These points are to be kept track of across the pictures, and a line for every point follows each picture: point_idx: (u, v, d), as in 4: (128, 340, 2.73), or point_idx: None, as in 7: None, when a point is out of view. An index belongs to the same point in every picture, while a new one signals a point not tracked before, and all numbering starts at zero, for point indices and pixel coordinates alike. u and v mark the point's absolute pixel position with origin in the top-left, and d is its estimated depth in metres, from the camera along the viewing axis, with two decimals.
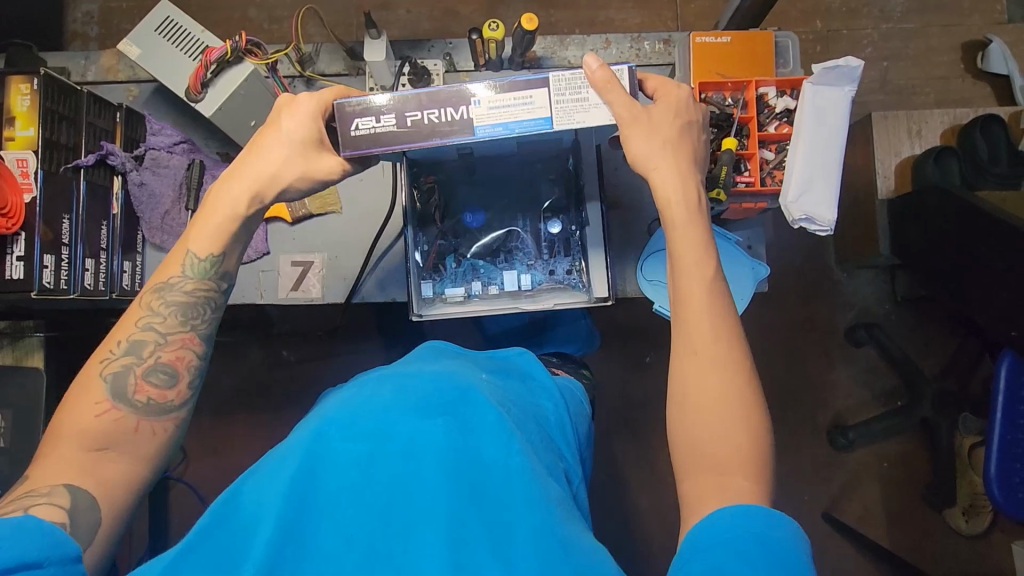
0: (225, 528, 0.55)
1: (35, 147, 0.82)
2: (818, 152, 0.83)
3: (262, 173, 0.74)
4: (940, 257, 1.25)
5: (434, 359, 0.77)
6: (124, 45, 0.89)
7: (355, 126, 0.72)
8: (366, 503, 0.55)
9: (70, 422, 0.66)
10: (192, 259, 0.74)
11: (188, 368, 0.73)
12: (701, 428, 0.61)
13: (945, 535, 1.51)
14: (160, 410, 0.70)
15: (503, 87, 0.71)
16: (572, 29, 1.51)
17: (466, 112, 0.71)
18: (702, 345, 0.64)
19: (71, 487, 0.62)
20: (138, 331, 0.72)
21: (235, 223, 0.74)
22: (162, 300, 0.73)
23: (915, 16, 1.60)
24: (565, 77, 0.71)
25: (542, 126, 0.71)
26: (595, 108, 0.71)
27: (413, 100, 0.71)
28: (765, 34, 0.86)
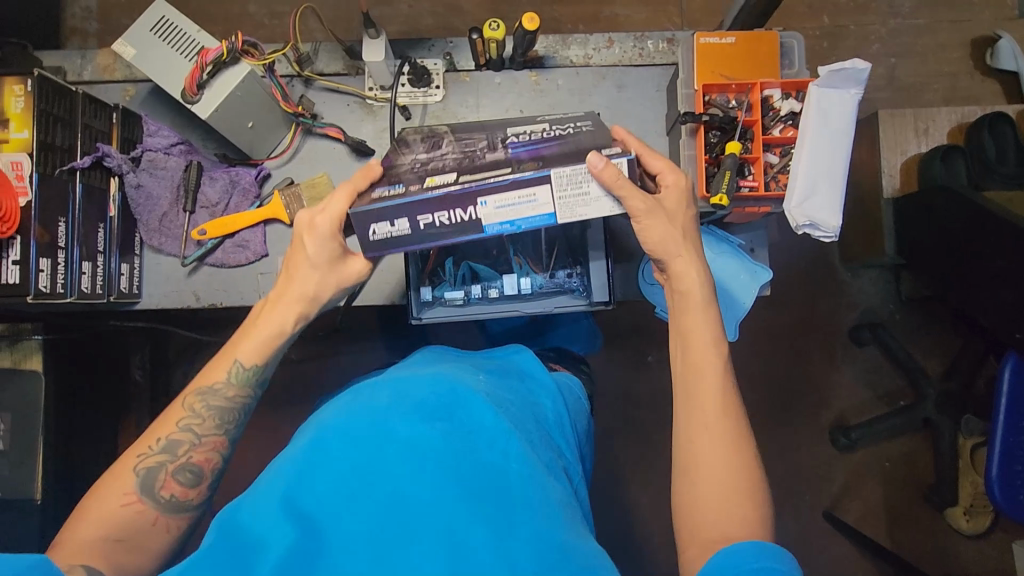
0: (225, 548, 0.53)
1: (29, 150, 0.80)
2: (823, 157, 0.81)
3: (305, 292, 0.76)
4: (944, 258, 1.24)
5: (431, 362, 0.76)
6: (119, 45, 0.88)
7: (372, 231, 0.71)
8: (365, 508, 0.54)
9: (98, 506, 0.67)
10: (236, 368, 0.74)
11: (214, 471, 0.72)
12: (699, 474, 0.63)
13: (946, 535, 1.50)
14: (179, 508, 0.69)
15: (506, 186, 0.67)
16: (576, 25, 1.49)
17: (474, 213, 0.69)
18: (697, 385, 0.67)
19: (87, 566, 0.60)
20: (176, 430, 0.71)
21: (280, 337, 0.76)
22: (203, 402, 0.73)
23: (924, 11, 1.58)
24: (566, 172, 0.67)
25: (547, 221, 0.70)
26: (596, 201, 0.69)
27: (423, 204, 0.69)
28: (771, 34, 0.84)
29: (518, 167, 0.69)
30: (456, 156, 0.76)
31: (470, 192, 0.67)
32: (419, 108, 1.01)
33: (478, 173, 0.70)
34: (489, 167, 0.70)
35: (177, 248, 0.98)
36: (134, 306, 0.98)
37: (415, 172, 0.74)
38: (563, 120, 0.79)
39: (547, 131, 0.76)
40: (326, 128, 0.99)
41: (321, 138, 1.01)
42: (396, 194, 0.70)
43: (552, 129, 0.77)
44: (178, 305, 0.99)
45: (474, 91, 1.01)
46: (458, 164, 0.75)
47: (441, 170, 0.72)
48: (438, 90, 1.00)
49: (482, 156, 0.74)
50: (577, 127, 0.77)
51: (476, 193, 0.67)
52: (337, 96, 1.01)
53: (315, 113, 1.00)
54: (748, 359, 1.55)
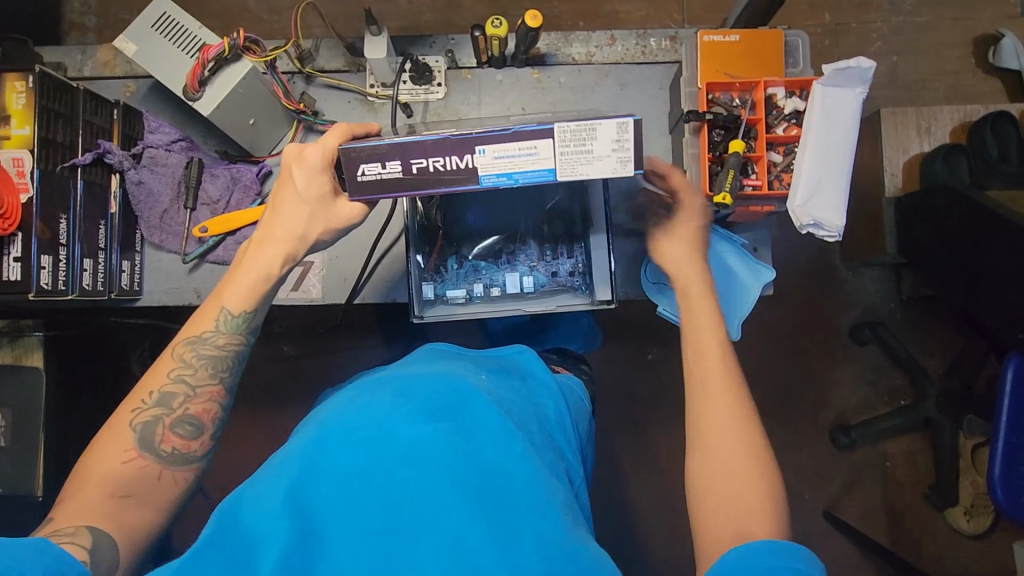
0: (226, 546, 0.53)
1: (31, 147, 0.80)
2: (828, 157, 0.80)
3: (294, 231, 0.76)
4: (947, 258, 1.24)
5: (433, 360, 0.76)
6: (121, 41, 0.87)
7: (361, 171, 0.68)
8: (367, 508, 0.54)
9: (97, 467, 0.66)
10: (225, 315, 0.74)
11: (213, 421, 0.72)
12: (716, 472, 0.64)
13: (944, 534, 1.50)
14: (183, 461, 0.70)
15: (507, 135, 0.65)
16: (577, 21, 1.48)
17: (470, 161, 0.67)
18: (709, 387, 0.70)
19: (93, 528, 0.62)
20: (169, 383, 0.71)
21: (268, 280, 0.76)
22: (194, 351, 0.73)
23: (926, 9, 1.57)
24: (569, 127, 0.65)
25: (546, 176, 0.67)
26: (599, 159, 0.66)
27: (417, 146, 0.66)
28: (774, 33, 0.84)
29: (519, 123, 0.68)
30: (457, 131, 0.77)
31: (469, 139, 0.65)
32: (420, 105, 1.00)
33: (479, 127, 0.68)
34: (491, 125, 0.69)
35: (178, 245, 0.98)
36: (135, 303, 0.98)
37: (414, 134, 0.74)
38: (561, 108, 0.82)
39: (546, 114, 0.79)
40: (328, 125, 0.99)
41: (322, 136, 1.00)
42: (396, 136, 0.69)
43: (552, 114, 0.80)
44: (180, 303, 0.98)
45: (475, 88, 1.01)
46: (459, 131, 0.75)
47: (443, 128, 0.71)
48: (440, 87, 1.00)
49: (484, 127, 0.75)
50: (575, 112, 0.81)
51: (475, 141, 0.65)
52: (338, 93, 1.01)
53: (316, 110, 1.00)
54: (749, 357, 1.55)
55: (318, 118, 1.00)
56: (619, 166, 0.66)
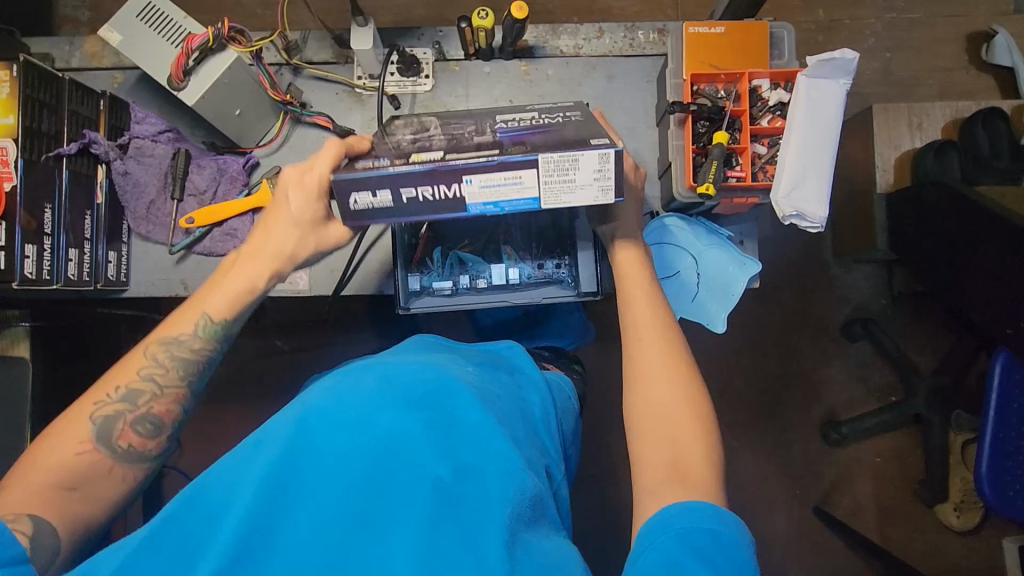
0: (199, 519, 0.53)
1: (15, 136, 0.80)
2: (812, 148, 0.79)
3: (281, 250, 0.77)
4: (936, 254, 1.24)
5: (419, 350, 0.75)
6: (105, 31, 0.87)
7: (354, 200, 0.70)
8: (339, 491, 0.54)
9: (48, 456, 0.66)
10: (205, 321, 0.75)
11: (173, 422, 0.74)
12: (661, 431, 0.67)
13: (934, 530, 1.51)
14: (136, 459, 0.70)
15: (494, 167, 0.65)
16: (570, 16, 1.48)
17: (458, 190, 0.67)
18: (646, 353, 0.74)
19: (35, 516, 0.61)
20: (137, 380, 0.72)
21: (251, 293, 0.78)
22: (166, 352, 0.74)
23: (920, 6, 1.57)
24: (554, 157, 0.64)
25: (530, 205, 0.69)
26: (581, 188, 0.66)
27: (407, 178, 0.67)
28: (761, 24, 0.83)
29: (505, 149, 0.67)
30: (444, 138, 0.74)
31: (455, 170, 0.66)
32: (408, 97, 1.00)
33: (466, 152, 0.67)
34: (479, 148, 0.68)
35: (165, 236, 0.98)
36: (122, 294, 0.98)
37: (399, 149, 0.72)
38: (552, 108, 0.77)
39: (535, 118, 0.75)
40: (315, 116, 0.98)
41: (310, 127, 1.00)
42: (381, 165, 0.68)
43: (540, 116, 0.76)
44: (166, 294, 0.99)
45: (463, 80, 1.00)
46: (446, 143, 0.73)
47: (429, 148, 0.70)
48: (427, 79, 1.00)
49: (471, 138, 0.72)
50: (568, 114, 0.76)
51: (462, 173, 0.66)
52: (326, 85, 1.01)
53: (303, 102, 1.00)
54: (741, 353, 1.55)
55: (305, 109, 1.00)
56: (601, 195, 0.67)
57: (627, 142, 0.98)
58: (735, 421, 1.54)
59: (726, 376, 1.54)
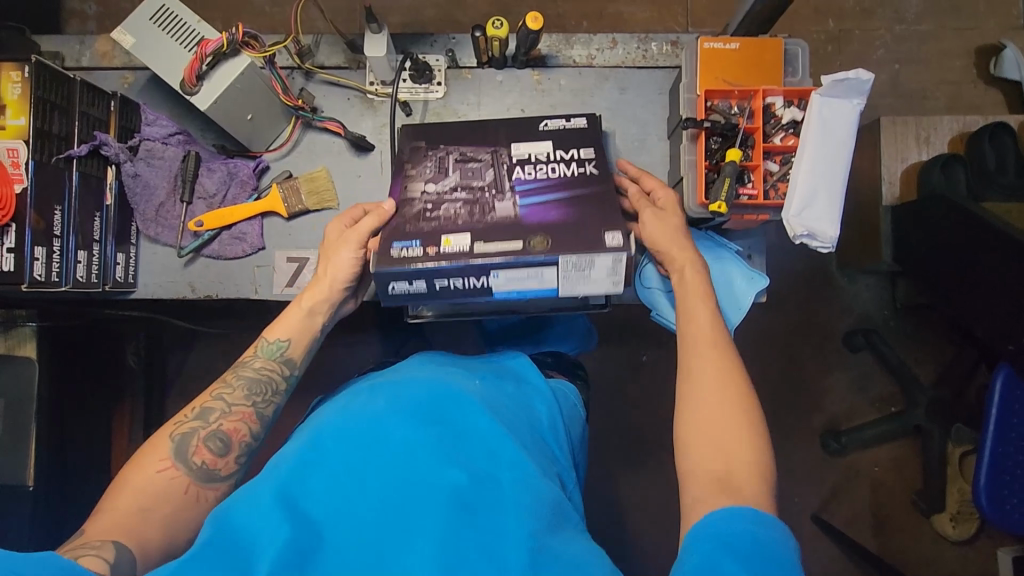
0: (223, 552, 0.53)
1: (26, 138, 0.80)
2: (824, 166, 0.79)
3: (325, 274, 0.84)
4: (941, 268, 1.24)
5: (427, 364, 0.76)
6: (118, 34, 0.87)
7: (391, 287, 0.77)
8: (361, 507, 0.55)
9: (135, 478, 0.69)
10: (263, 344, 0.82)
11: (241, 442, 0.75)
12: (712, 443, 0.67)
13: (931, 541, 1.51)
14: (208, 478, 0.71)
15: (518, 265, 0.74)
16: (580, 21, 1.48)
17: (486, 281, 0.77)
18: (702, 365, 0.73)
19: (117, 544, 0.62)
20: (209, 400, 0.77)
21: (304, 314, 0.84)
22: (236, 375, 0.80)
23: (930, 18, 1.57)
24: (573, 258, 0.74)
25: (550, 291, 0.79)
26: (596, 282, 0.77)
27: (440, 273, 0.75)
28: (776, 41, 0.84)
29: (527, 243, 0.75)
30: (464, 203, 0.80)
31: (485, 267, 0.74)
32: (420, 104, 1.00)
33: (491, 244, 0.75)
34: (503, 238, 0.76)
35: (174, 238, 0.98)
36: (129, 295, 0.98)
37: (423, 226, 0.78)
38: (567, 144, 0.85)
39: (551, 162, 0.83)
40: (326, 122, 0.98)
41: (320, 132, 1.00)
42: (414, 257, 0.75)
43: (555, 154, 0.84)
44: (173, 296, 0.98)
45: (475, 88, 1.00)
46: (467, 214, 0.79)
47: (453, 230, 0.77)
48: (439, 86, 1.00)
49: (492, 204, 0.79)
50: (584, 155, 0.84)
51: (491, 269, 0.75)
52: (338, 90, 1.01)
53: (315, 107, 1.00)
54: (742, 361, 1.55)
55: (316, 114, 1.00)
56: (612, 286, 0.78)
57: (637, 153, 0.99)
58: None
59: None
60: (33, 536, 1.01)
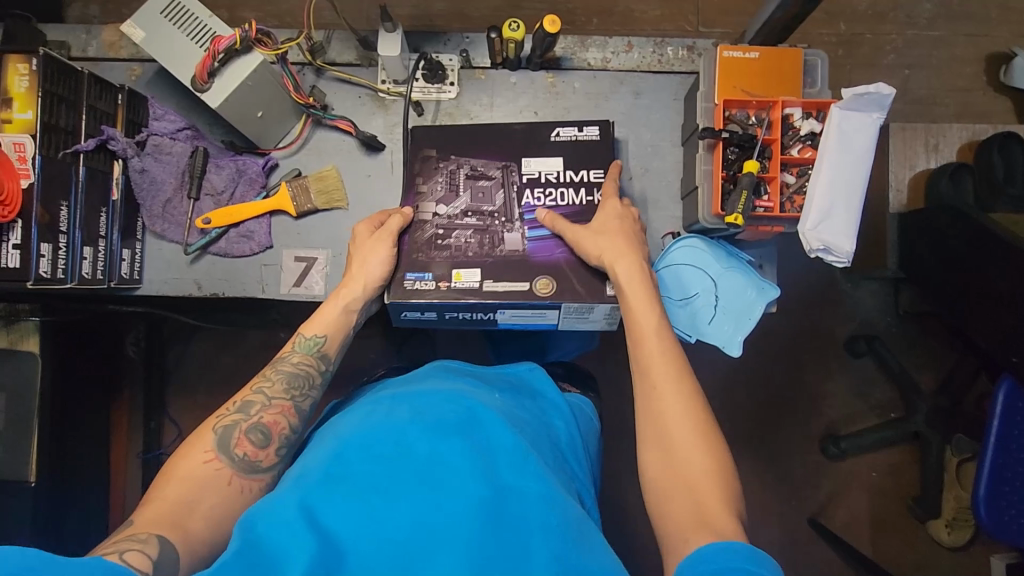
0: (253, 556, 0.53)
1: (33, 132, 0.78)
2: (846, 182, 0.78)
3: (364, 275, 0.85)
4: (947, 277, 1.25)
5: (449, 379, 0.79)
6: (128, 27, 0.85)
7: (404, 314, 0.89)
8: (388, 518, 0.56)
9: (181, 467, 0.69)
10: (301, 339, 0.83)
11: (281, 434, 0.75)
12: (678, 470, 0.67)
13: (926, 545, 1.53)
14: (250, 469, 0.71)
15: (523, 306, 0.86)
16: (591, 19, 1.46)
17: (492, 316, 0.89)
18: (666, 389, 0.72)
19: (161, 538, 0.60)
20: (250, 394, 0.77)
21: (343, 312, 0.85)
22: (276, 369, 0.81)
23: (941, 24, 1.56)
24: (574, 306, 0.86)
25: (551, 325, 0.92)
26: (595, 322, 0.90)
27: (451, 306, 0.87)
28: (795, 51, 0.83)
29: (534, 285, 0.86)
30: (474, 231, 0.89)
31: (494, 307, 0.86)
32: (432, 103, 0.99)
33: (500, 283, 0.86)
34: (511, 276, 0.86)
35: (180, 235, 0.96)
36: (134, 292, 0.97)
37: (434, 254, 0.88)
38: (578, 164, 0.92)
39: (560, 188, 0.91)
40: (337, 120, 0.97)
41: (330, 130, 0.99)
42: (428, 290, 0.86)
43: (565, 175, 0.91)
44: (178, 293, 0.97)
45: (488, 89, 0.99)
46: (478, 243, 0.88)
47: (464, 263, 0.87)
48: (452, 86, 0.99)
49: (501, 236, 0.89)
50: (592, 178, 0.92)
51: (500, 307, 0.86)
52: (349, 87, 1.00)
53: (325, 104, 0.99)
54: (745, 365, 1.56)
55: (327, 112, 0.99)
56: (608, 324, 0.91)
57: (650, 159, 0.98)
58: (736, 431, 1.54)
59: (730, 386, 1.55)
60: (33, 530, 1.01)
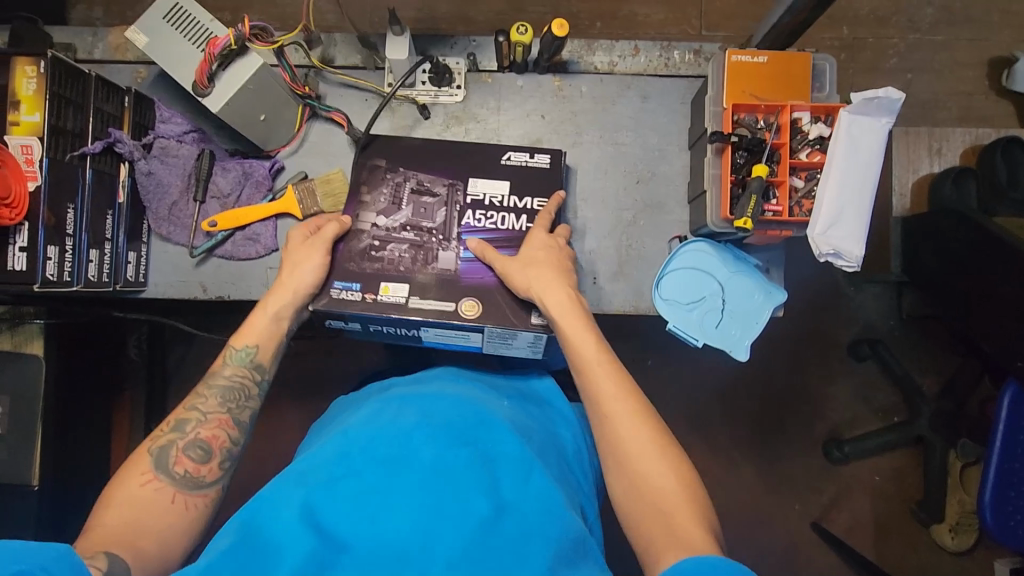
0: (250, 553, 0.54)
1: (40, 135, 0.78)
2: (852, 186, 0.78)
3: (297, 282, 0.84)
4: (951, 282, 1.25)
5: (458, 383, 0.79)
6: (131, 34, 0.86)
7: (330, 323, 0.91)
8: (386, 521, 0.56)
9: (120, 491, 0.69)
10: (232, 351, 0.81)
11: (221, 448, 0.75)
12: (648, 488, 0.68)
13: (929, 550, 1.53)
14: (194, 485, 0.72)
15: (445, 326, 0.87)
16: (593, 22, 1.46)
17: (416, 332, 0.90)
18: (619, 414, 0.72)
19: (110, 553, 0.61)
20: (184, 412, 0.76)
21: (277, 322, 0.83)
22: (209, 385, 0.79)
23: (944, 28, 1.57)
24: (496, 330, 0.86)
25: (474, 346, 0.92)
26: (517, 348, 0.90)
27: (374, 319, 0.88)
28: (803, 56, 0.83)
29: (460, 307, 0.86)
30: (410, 245, 0.90)
31: (417, 324, 0.87)
32: (439, 107, 0.99)
33: (427, 300, 0.87)
34: (440, 295, 0.87)
35: (186, 238, 0.96)
36: (140, 295, 0.97)
37: (366, 266, 0.88)
38: (522, 190, 0.91)
39: (502, 209, 0.91)
40: (332, 112, 0.97)
41: (325, 122, 0.99)
42: (353, 300, 0.87)
43: (509, 199, 0.91)
44: (185, 296, 0.97)
45: (495, 92, 0.99)
46: (411, 258, 0.89)
47: (394, 277, 0.88)
48: (459, 90, 0.98)
49: (437, 253, 0.89)
50: (535, 206, 0.91)
51: (424, 324, 0.88)
52: (355, 91, 1.00)
53: (319, 94, 0.99)
54: (746, 368, 1.55)
55: (321, 101, 0.99)
56: (531, 351, 0.90)
57: (656, 163, 0.98)
58: (738, 435, 1.54)
59: (731, 390, 1.55)
60: (35, 533, 1.00)
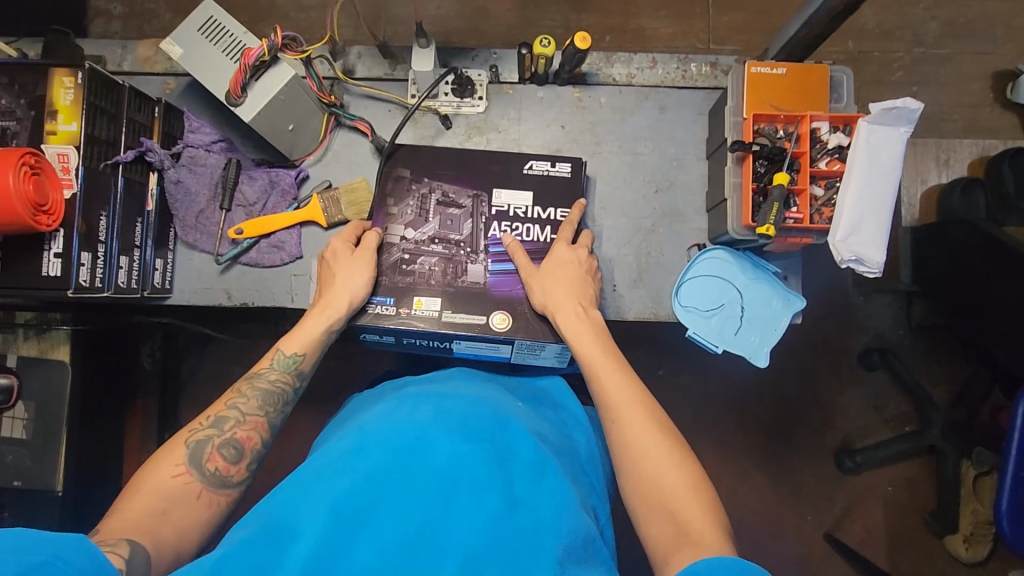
0: (266, 545, 0.54)
1: (77, 143, 0.80)
2: (869, 193, 0.80)
3: (349, 290, 0.85)
4: (961, 291, 1.26)
5: (472, 382, 0.80)
6: (166, 45, 0.88)
7: (366, 336, 0.93)
8: (401, 515, 0.57)
9: (152, 480, 0.69)
10: (280, 355, 0.81)
11: (253, 450, 0.76)
12: (659, 491, 0.68)
13: (943, 560, 1.52)
14: (221, 483, 0.72)
15: (477, 338, 0.89)
16: (603, 35, 1.49)
17: (449, 344, 0.92)
18: (631, 416, 0.73)
19: (131, 542, 0.62)
20: (224, 409, 0.77)
21: (325, 335, 0.83)
22: (251, 385, 0.80)
23: (949, 42, 1.59)
24: (526, 342, 0.88)
25: (504, 356, 0.93)
26: (545, 358, 0.91)
27: (408, 332, 0.90)
28: (820, 68, 0.85)
29: (490, 320, 0.88)
30: (439, 258, 0.91)
31: (450, 336, 0.89)
32: (460, 118, 1.01)
33: (458, 314, 0.89)
34: (469, 308, 0.89)
35: (211, 246, 0.98)
36: (164, 301, 0.98)
37: (398, 280, 0.90)
38: (545, 201, 0.93)
39: (527, 222, 0.93)
40: (357, 121, 0.99)
41: (350, 131, 1.01)
42: (388, 314, 0.89)
43: (533, 210, 0.93)
44: (208, 302, 0.98)
45: (516, 104, 1.01)
46: (441, 271, 0.91)
47: (426, 290, 0.90)
48: (481, 101, 1.01)
49: (466, 265, 0.91)
50: (558, 217, 0.93)
51: (457, 337, 0.89)
52: (377, 102, 1.02)
53: (344, 103, 1.01)
54: (758, 377, 1.56)
55: (346, 110, 1.01)
56: (558, 360, 0.91)
57: (675, 173, 1.00)
58: (750, 443, 1.54)
59: (743, 399, 1.55)
60: None
